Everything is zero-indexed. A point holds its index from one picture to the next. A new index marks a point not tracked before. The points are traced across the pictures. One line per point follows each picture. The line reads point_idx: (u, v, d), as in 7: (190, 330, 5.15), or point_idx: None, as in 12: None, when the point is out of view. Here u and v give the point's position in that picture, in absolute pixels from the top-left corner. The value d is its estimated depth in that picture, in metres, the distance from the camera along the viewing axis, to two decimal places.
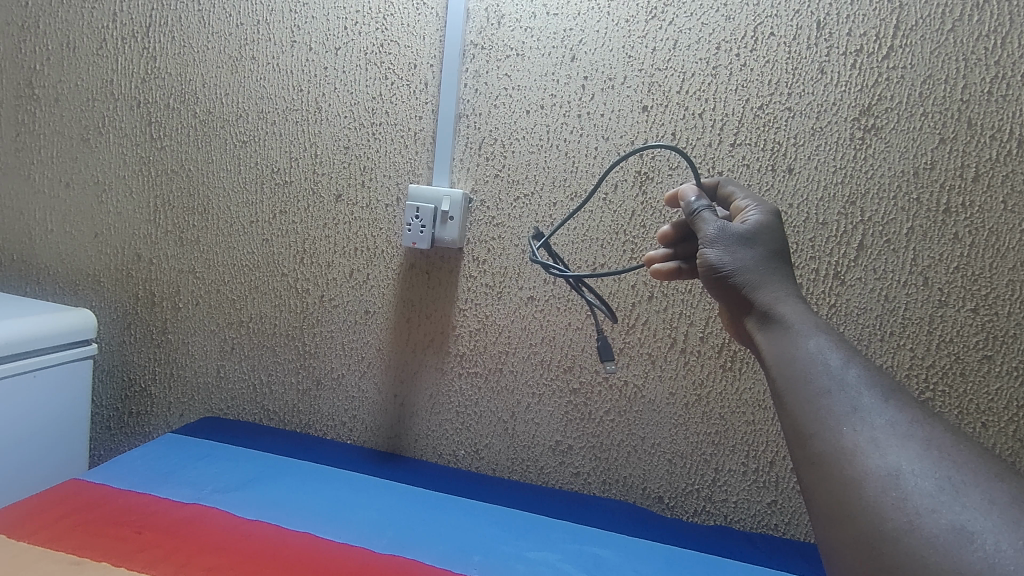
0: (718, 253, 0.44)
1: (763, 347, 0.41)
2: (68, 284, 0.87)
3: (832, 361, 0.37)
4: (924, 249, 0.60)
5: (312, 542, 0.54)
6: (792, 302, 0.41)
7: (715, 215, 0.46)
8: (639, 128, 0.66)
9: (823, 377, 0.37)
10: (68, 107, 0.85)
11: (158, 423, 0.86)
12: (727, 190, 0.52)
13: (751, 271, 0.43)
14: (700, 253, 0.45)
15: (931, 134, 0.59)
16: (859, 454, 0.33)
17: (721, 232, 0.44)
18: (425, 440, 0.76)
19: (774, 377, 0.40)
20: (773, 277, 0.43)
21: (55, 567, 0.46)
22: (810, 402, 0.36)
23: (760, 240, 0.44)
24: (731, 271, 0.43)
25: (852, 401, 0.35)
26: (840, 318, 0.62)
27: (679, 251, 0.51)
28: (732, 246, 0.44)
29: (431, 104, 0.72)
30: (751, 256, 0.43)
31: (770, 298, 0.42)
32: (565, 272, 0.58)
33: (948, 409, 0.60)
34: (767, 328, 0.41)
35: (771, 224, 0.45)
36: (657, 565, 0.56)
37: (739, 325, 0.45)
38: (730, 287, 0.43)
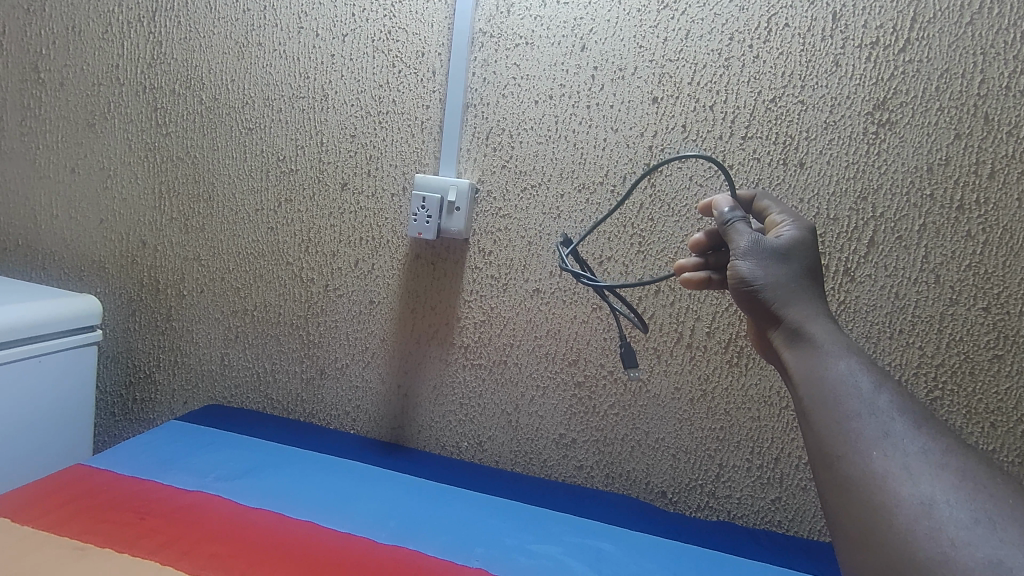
0: (750, 267, 0.43)
1: (791, 363, 0.42)
2: (74, 270, 0.87)
3: (863, 384, 0.38)
4: (937, 247, 0.59)
5: (315, 532, 0.54)
6: (822, 321, 0.42)
7: (748, 227, 0.46)
8: (649, 120, 0.65)
9: (854, 400, 0.37)
10: (74, 92, 0.84)
11: (162, 409, 0.86)
12: (762, 204, 0.51)
13: (783, 287, 0.42)
14: (731, 265, 0.44)
15: (946, 130, 0.58)
16: (889, 480, 0.34)
17: (756, 246, 0.44)
18: (429, 430, 0.76)
19: (802, 395, 0.40)
20: (804, 293, 0.43)
21: (61, 552, 0.47)
22: (840, 424, 0.37)
23: (794, 256, 0.44)
24: (763, 285, 0.43)
25: (884, 427, 0.36)
26: (849, 315, 0.62)
27: (712, 260, 0.51)
28: (765, 261, 0.43)
29: (438, 93, 0.72)
30: (784, 271, 0.43)
31: (800, 316, 0.42)
32: (595, 282, 0.59)
33: (956, 409, 0.60)
34: (796, 346, 0.42)
35: (805, 240, 0.45)
36: (663, 560, 0.56)
37: (764, 337, 0.45)
38: (760, 301, 0.43)
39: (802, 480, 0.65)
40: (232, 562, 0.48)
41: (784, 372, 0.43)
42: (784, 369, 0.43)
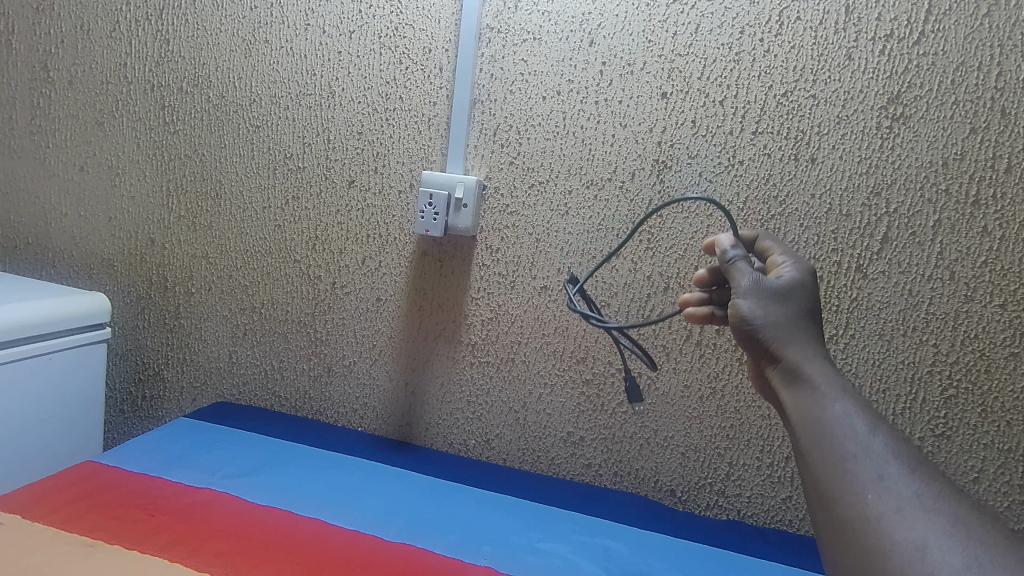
0: (749, 305, 0.44)
1: (788, 403, 0.42)
2: (83, 268, 0.87)
3: (858, 426, 0.38)
4: (952, 243, 0.58)
5: (322, 529, 0.54)
6: (819, 362, 0.42)
7: (750, 266, 0.47)
8: (658, 116, 0.65)
9: (849, 442, 0.38)
10: (82, 90, 0.84)
11: (170, 407, 0.86)
12: (764, 243, 0.51)
13: (782, 326, 0.43)
14: (732, 304, 0.45)
15: (961, 124, 0.57)
16: (884, 523, 0.34)
17: (755, 284, 0.45)
18: (436, 428, 0.76)
19: (798, 435, 0.41)
20: (802, 334, 0.43)
21: (70, 549, 0.47)
22: (836, 465, 0.37)
23: (793, 297, 0.44)
24: (761, 325, 0.43)
25: (878, 469, 0.36)
26: (861, 313, 0.61)
27: (715, 296, 0.51)
28: (764, 300, 0.44)
29: (446, 89, 0.71)
30: (783, 311, 0.43)
31: (798, 356, 0.42)
32: (604, 323, 0.57)
33: (971, 407, 0.59)
34: (793, 385, 0.42)
35: (804, 281, 0.45)
36: (673, 560, 0.55)
37: (762, 376, 0.45)
38: (758, 340, 0.44)
39: None
40: (240, 560, 0.48)
41: (781, 411, 0.43)
42: (781, 409, 0.43)
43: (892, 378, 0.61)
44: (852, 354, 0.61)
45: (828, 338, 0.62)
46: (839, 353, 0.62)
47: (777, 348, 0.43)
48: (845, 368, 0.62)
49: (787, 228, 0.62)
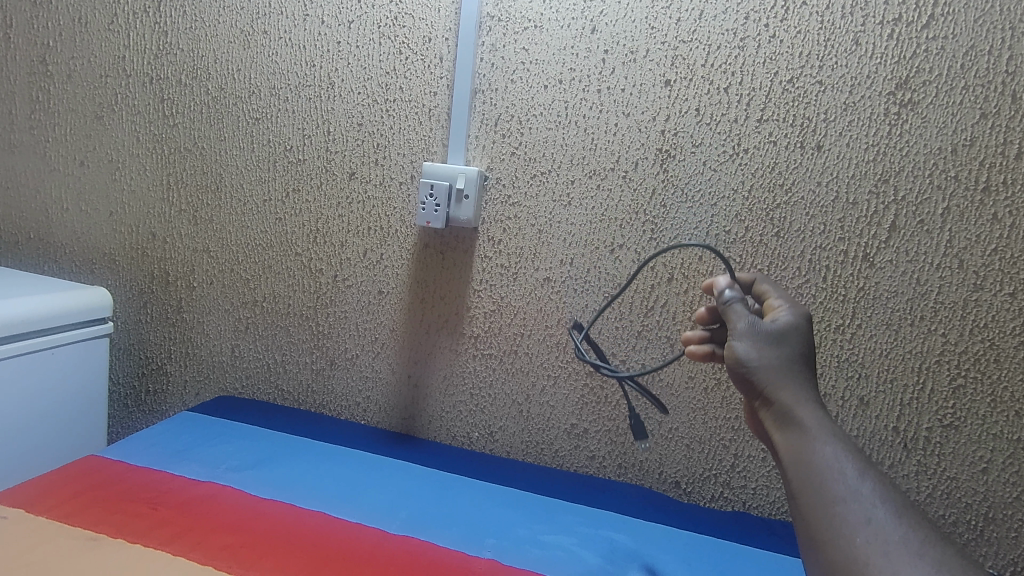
0: (743, 347, 0.43)
1: (780, 446, 0.41)
2: (85, 263, 0.87)
3: (848, 470, 0.37)
4: (961, 230, 0.57)
5: (325, 522, 0.54)
6: (812, 406, 0.41)
7: (745, 308, 0.46)
8: (662, 104, 0.64)
9: (838, 486, 0.37)
10: (81, 84, 0.84)
11: (174, 401, 0.86)
12: (761, 288, 0.51)
13: (775, 369, 0.42)
14: (727, 346, 0.44)
15: (971, 109, 0.56)
16: (871, 568, 0.33)
17: (751, 327, 0.44)
18: (439, 421, 0.76)
19: (788, 478, 0.39)
20: (796, 377, 0.42)
21: (74, 543, 0.47)
22: (825, 509, 0.36)
23: (787, 339, 0.43)
24: (755, 367, 0.43)
25: (866, 513, 0.35)
26: (868, 302, 0.60)
27: (715, 334, 0.52)
28: (759, 343, 0.43)
29: (446, 79, 0.70)
30: (777, 354, 0.43)
31: (791, 399, 0.41)
32: (617, 372, 0.58)
33: (979, 397, 0.58)
34: (785, 428, 0.41)
35: (800, 325, 0.44)
36: (677, 552, 0.55)
37: (755, 418, 0.44)
38: (751, 382, 0.43)
39: None
40: (243, 553, 0.48)
41: (773, 454, 0.42)
42: (773, 452, 0.42)
43: (899, 368, 0.60)
44: (859, 344, 0.61)
45: (834, 328, 0.61)
46: (845, 343, 0.61)
47: (770, 391, 0.42)
48: (852, 358, 0.61)
49: (793, 217, 0.61)
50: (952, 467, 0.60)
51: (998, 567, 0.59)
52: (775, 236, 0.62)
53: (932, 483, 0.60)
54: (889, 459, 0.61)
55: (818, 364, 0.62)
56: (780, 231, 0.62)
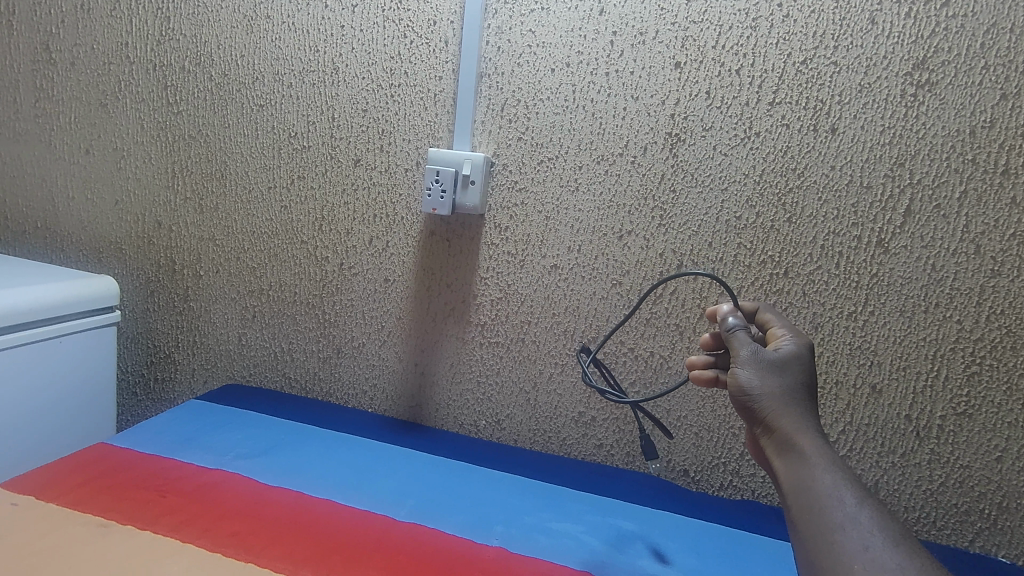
0: (744, 374, 0.44)
1: (780, 473, 0.40)
2: (92, 252, 0.87)
3: (846, 497, 0.37)
4: (978, 215, 0.56)
5: (333, 509, 0.54)
6: (813, 434, 0.40)
7: (749, 337, 0.47)
8: (671, 87, 0.63)
9: (836, 512, 0.36)
10: (84, 71, 0.83)
11: (181, 389, 0.86)
12: (764, 317, 0.51)
13: (777, 398, 0.42)
14: (731, 373, 0.45)
15: (991, 90, 0.54)
16: None
17: (755, 356, 0.44)
18: (446, 409, 0.75)
19: (789, 505, 0.39)
20: (798, 406, 0.42)
21: (84, 530, 0.47)
22: (823, 536, 0.36)
23: (790, 368, 0.43)
24: (757, 394, 0.43)
25: (862, 540, 0.34)
26: (882, 289, 0.59)
27: (719, 361, 0.52)
28: (762, 371, 0.43)
29: (452, 63, 0.69)
30: (779, 382, 0.43)
31: (792, 427, 0.41)
32: (622, 400, 0.59)
33: (995, 384, 0.57)
34: (785, 455, 0.40)
35: (802, 355, 0.44)
36: (686, 541, 0.55)
37: (756, 445, 0.44)
38: (752, 409, 0.43)
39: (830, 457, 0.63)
40: (251, 540, 0.48)
41: (774, 481, 0.42)
42: (774, 479, 0.42)
43: (912, 355, 0.59)
44: (871, 331, 0.60)
45: (846, 315, 0.60)
46: (857, 331, 0.60)
47: (771, 418, 0.42)
48: (864, 345, 0.60)
49: (805, 202, 0.60)
50: (965, 456, 0.59)
51: (1011, 555, 0.59)
52: (787, 221, 0.61)
53: (944, 473, 0.60)
54: (902, 447, 0.61)
55: (830, 352, 0.61)
56: (792, 216, 0.61)
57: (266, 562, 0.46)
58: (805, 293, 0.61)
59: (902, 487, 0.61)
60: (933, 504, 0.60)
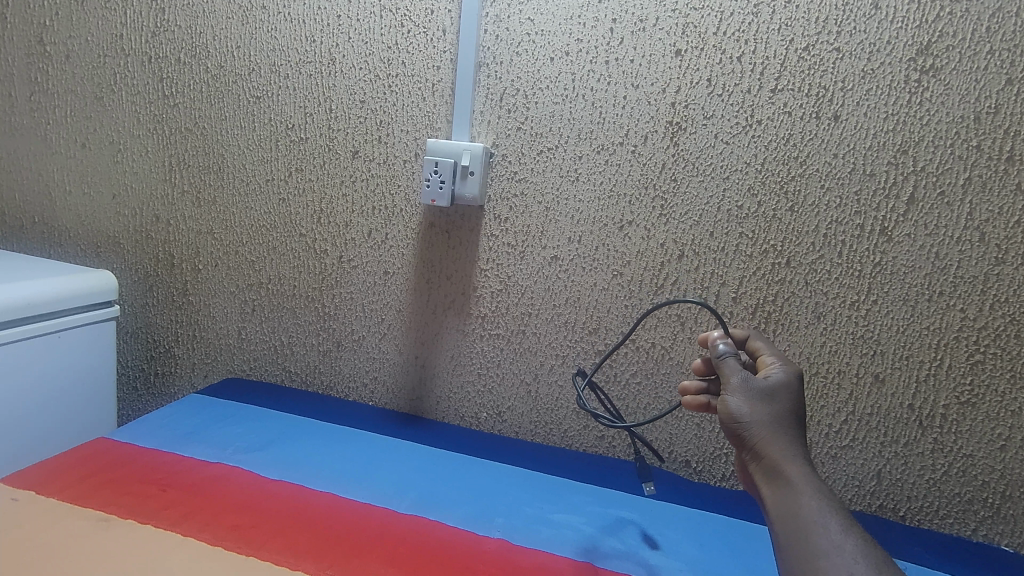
0: (733, 401, 0.44)
1: (768, 500, 0.41)
2: (90, 247, 0.86)
3: (832, 524, 0.37)
4: (983, 202, 0.55)
5: (335, 502, 0.54)
6: (800, 463, 0.41)
7: (739, 364, 0.47)
8: (672, 74, 0.62)
9: (821, 539, 0.36)
10: (79, 64, 0.83)
11: (182, 383, 0.86)
12: (754, 344, 0.51)
13: (766, 426, 0.42)
14: (721, 401, 0.45)
15: (996, 75, 0.54)
16: None
17: (744, 384, 0.45)
18: (447, 401, 0.75)
19: (776, 532, 0.39)
20: (786, 434, 0.42)
21: (83, 524, 0.47)
22: (807, 562, 0.35)
23: (779, 396, 0.44)
24: (746, 422, 0.43)
25: (847, 567, 0.34)
26: (885, 278, 0.59)
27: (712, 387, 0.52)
28: (751, 399, 0.44)
29: (450, 53, 0.69)
30: (768, 411, 0.43)
31: (780, 455, 0.41)
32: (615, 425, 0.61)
33: (999, 373, 0.57)
34: (772, 482, 0.41)
35: (791, 384, 0.45)
36: (687, 531, 0.55)
37: (746, 473, 0.44)
38: (742, 436, 0.43)
39: (832, 447, 0.62)
40: (251, 534, 0.48)
41: (762, 509, 0.42)
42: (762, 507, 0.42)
43: (915, 345, 0.59)
44: (874, 320, 0.59)
45: (849, 304, 0.60)
46: (860, 320, 0.60)
47: (759, 445, 0.42)
48: (867, 335, 0.60)
49: (808, 190, 0.59)
50: (969, 445, 0.59)
51: (1014, 544, 0.58)
52: (790, 210, 0.60)
53: (948, 462, 0.59)
54: (904, 437, 0.60)
55: (832, 341, 0.61)
56: (794, 205, 0.60)
57: (266, 555, 0.45)
58: (808, 282, 0.61)
59: (905, 476, 0.61)
60: (936, 493, 0.60)
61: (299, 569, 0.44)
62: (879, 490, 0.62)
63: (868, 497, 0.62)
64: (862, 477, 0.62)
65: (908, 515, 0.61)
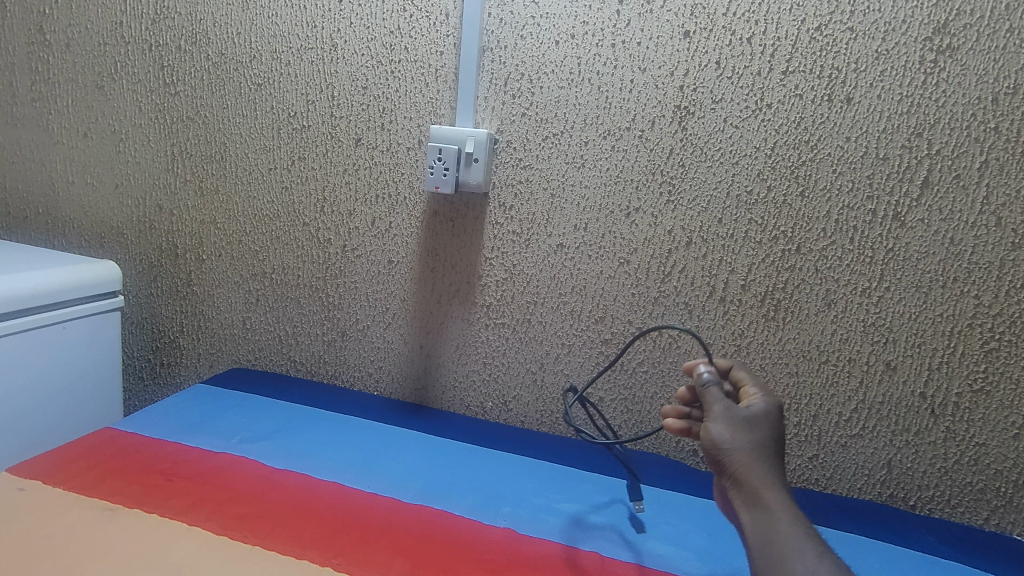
0: (716, 426, 0.44)
1: (746, 527, 0.40)
2: (94, 237, 0.86)
3: (808, 552, 0.37)
4: (1000, 185, 0.54)
5: (340, 492, 0.53)
6: (779, 490, 0.41)
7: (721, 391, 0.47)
8: (680, 57, 0.61)
9: (800, 568, 0.36)
10: (80, 52, 0.82)
11: (187, 373, 0.86)
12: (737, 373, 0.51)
13: (747, 453, 0.42)
14: (704, 427, 0.44)
15: (1016, 54, 0.52)
16: None
17: (727, 411, 0.44)
18: (452, 390, 0.75)
19: (754, 559, 0.39)
20: (766, 463, 0.42)
21: (88, 514, 0.46)
22: None
23: (759, 425, 0.44)
24: (729, 449, 0.43)
25: None
26: (897, 264, 0.57)
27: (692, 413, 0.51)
28: (733, 426, 0.43)
29: (453, 37, 0.67)
30: (749, 439, 0.43)
31: (760, 482, 0.41)
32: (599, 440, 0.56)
33: (1014, 360, 0.56)
34: (751, 509, 0.40)
35: (770, 414, 0.45)
36: (695, 520, 0.54)
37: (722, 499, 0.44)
38: (722, 463, 0.42)
39: (841, 436, 0.62)
40: (256, 523, 0.48)
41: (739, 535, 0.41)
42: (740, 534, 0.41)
43: (928, 332, 0.58)
44: (886, 307, 0.58)
45: (860, 291, 0.59)
46: (871, 307, 0.59)
47: (740, 474, 0.41)
48: (878, 322, 0.59)
49: (819, 174, 0.58)
50: (982, 434, 0.58)
51: None
52: (800, 195, 0.59)
53: (960, 451, 0.59)
54: (915, 425, 0.59)
55: (843, 329, 0.60)
56: (804, 190, 0.59)
57: (272, 545, 0.45)
58: (818, 269, 0.60)
59: (916, 465, 0.60)
60: (947, 482, 0.59)
61: (303, 558, 0.44)
62: (889, 479, 0.61)
63: (878, 486, 0.62)
64: (872, 466, 0.61)
65: (919, 504, 0.61)
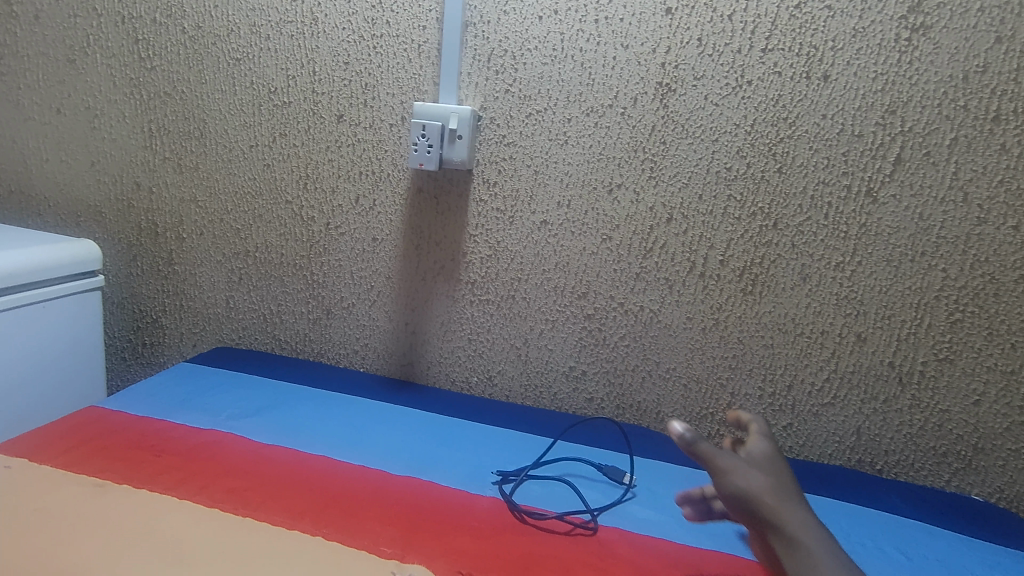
0: (739, 469, 0.41)
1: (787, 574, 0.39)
2: (70, 216, 0.85)
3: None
4: (967, 162, 0.56)
5: (329, 464, 0.54)
6: (810, 527, 0.40)
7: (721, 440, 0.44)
8: (662, 34, 0.61)
9: None
10: (49, 25, 0.79)
11: (171, 353, 0.86)
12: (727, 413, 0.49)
13: (771, 496, 0.40)
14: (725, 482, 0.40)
15: (986, 33, 0.54)
16: None
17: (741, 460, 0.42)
18: (438, 366, 0.76)
19: None
20: (789, 503, 0.41)
21: (79, 489, 0.47)
22: None
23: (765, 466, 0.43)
24: (755, 497, 0.40)
25: None
26: (870, 238, 0.59)
27: None
28: (752, 473, 0.41)
29: (436, 11, 0.67)
30: (767, 481, 0.41)
31: (794, 523, 0.40)
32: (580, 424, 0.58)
33: (977, 331, 0.59)
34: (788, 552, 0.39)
35: (769, 454, 0.44)
36: (675, 487, 0.57)
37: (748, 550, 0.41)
38: (752, 508, 0.40)
39: (814, 405, 0.64)
40: (248, 496, 0.48)
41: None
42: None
43: (897, 304, 0.60)
44: (858, 281, 0.60)
45: (834, 265, 0.61)
46: (844, 281, 0.61)
47: (774, 517, 0.40)
48: (851, 295, 0.61)
49: (796, 151, 0.60)
50: (945, 401, 0.60)
51: (984, 494, 0.61)
52: (778, 172, 0.60)
53: (925, 417, 0.61)
54: (884, 394, 0.62)
55: (817, 302, 0.62)
56: (782, 167, 0.60)
57: (264, 516, 0.46)
58: (794, 244, 0.61)
59: (883, 432, 0.63)
60: (912, 447, 0.62)
61: (295, 528, 0.45)
62: (858, 445, 0.64)
63: (848, 452, 0.64)
64: (843, 433, 0.64)
65: (886, 468, 0.63)
